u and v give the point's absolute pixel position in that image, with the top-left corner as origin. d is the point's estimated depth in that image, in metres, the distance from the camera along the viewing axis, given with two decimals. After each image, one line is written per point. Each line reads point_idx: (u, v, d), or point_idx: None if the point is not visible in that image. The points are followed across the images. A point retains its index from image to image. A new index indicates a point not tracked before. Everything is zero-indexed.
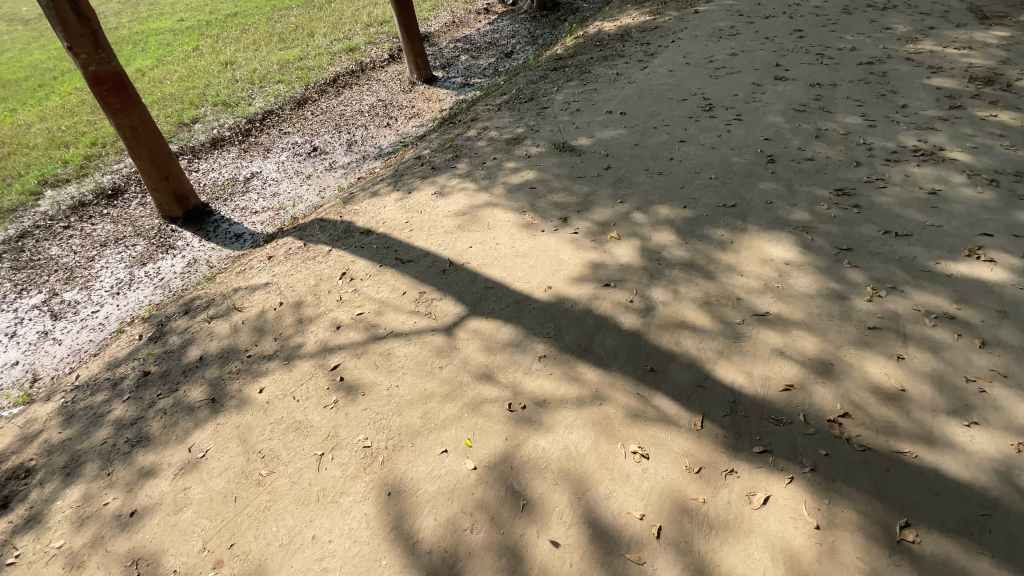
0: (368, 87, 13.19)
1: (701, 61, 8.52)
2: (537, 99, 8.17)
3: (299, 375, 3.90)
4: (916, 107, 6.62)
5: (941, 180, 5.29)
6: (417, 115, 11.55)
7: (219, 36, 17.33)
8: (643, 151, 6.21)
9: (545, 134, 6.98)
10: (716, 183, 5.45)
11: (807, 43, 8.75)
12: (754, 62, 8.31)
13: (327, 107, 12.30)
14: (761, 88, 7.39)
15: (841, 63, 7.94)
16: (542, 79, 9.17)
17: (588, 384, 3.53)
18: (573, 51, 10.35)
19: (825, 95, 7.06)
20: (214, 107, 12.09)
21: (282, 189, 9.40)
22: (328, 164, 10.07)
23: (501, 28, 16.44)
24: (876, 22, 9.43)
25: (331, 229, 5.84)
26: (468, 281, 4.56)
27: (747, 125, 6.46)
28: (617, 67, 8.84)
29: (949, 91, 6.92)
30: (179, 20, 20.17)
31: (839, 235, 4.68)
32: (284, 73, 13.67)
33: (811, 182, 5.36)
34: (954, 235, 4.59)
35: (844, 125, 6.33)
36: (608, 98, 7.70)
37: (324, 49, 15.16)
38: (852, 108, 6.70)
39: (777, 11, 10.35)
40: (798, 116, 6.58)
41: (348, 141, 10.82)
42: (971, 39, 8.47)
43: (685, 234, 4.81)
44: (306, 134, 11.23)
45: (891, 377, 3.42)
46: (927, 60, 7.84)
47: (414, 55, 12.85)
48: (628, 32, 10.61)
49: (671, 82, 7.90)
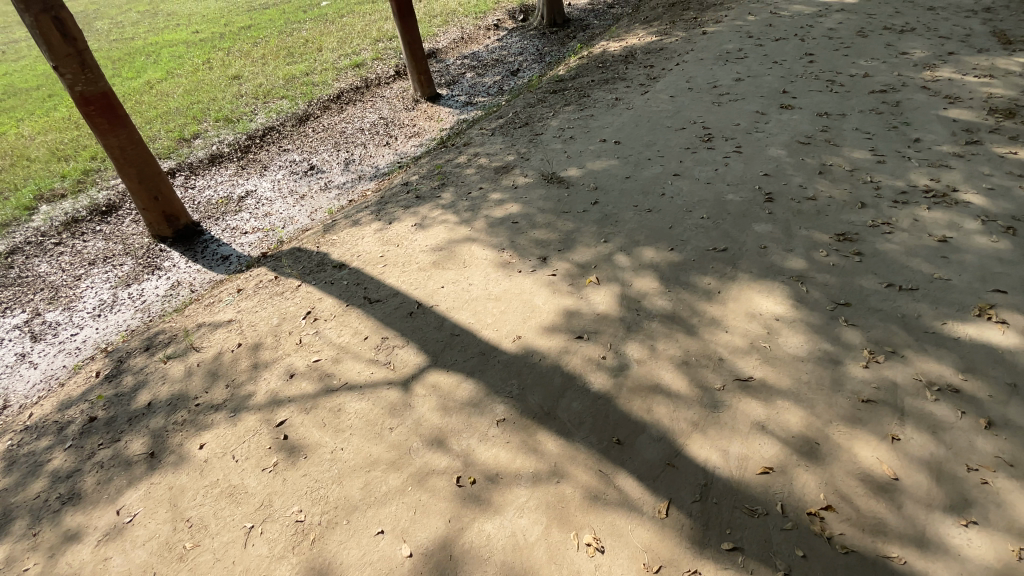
0: (372, 104, 13.12)
1: (704, 86, 8.21)
2: (532, 124, 7.94)
3: (243, 431, 3.69)
4: (930, 141, 6.22)
5: (953, 225, 4.89)
6: (417, 133, 11.41)
7: (230, 49, 17.50)
8: (634, 185, 5.92)
9: (536, 163, 6.74)
10: (707, 223, 5.13)
11: (818, 68, 8.39)
12: (760, 88, 7.97)
13: (329, 123, 12.23)
14: (764, 118, 7.05)
15: (851, 91, 7.56)
16: (540, 102, 8.95)
17: (546, 456, 3.22)
18: (575, 73, 10.12)
19: (832, 126, 6.69)
20: (216, 122, 12.12)
21: (275, 209, 9.28)
22: (323, 183, 9.94)
23: (510, 45, 16.31)
24: (892, 46, 9.02)
25: (305, 260, 5.65)
26: (433, 326, 4.29)
27: (746, 158, 6.13)
28: (617, 91, 8.58)
29: (966, 124, 6.51)
30: (195, 32, 20.46)
31: (836, 287, 4.31)
32: (288, 88, 13.67)
33: (810, 225, 5.01)
34: (964, 290, 4.20)
35: (850, 160, 5.96)
36: (604, 125, 7.43)
37: (330, 64, 15.16)
38: (860, 141, 6.33)
39: (788, 33, 10.00)
40: (801, 149, 6.23)
41: (346, 160, 10.69)
42: (993, 66, 8.01)
43: (669, 281, 4.49)
44: (305, 151, 11.14)
45: (884, 463, 3.05)
46: (944, 89, 7.42)
47: (418, 73, 12.75)
48: (633, 53, 10.35)
49: (671, 108, 7.61)
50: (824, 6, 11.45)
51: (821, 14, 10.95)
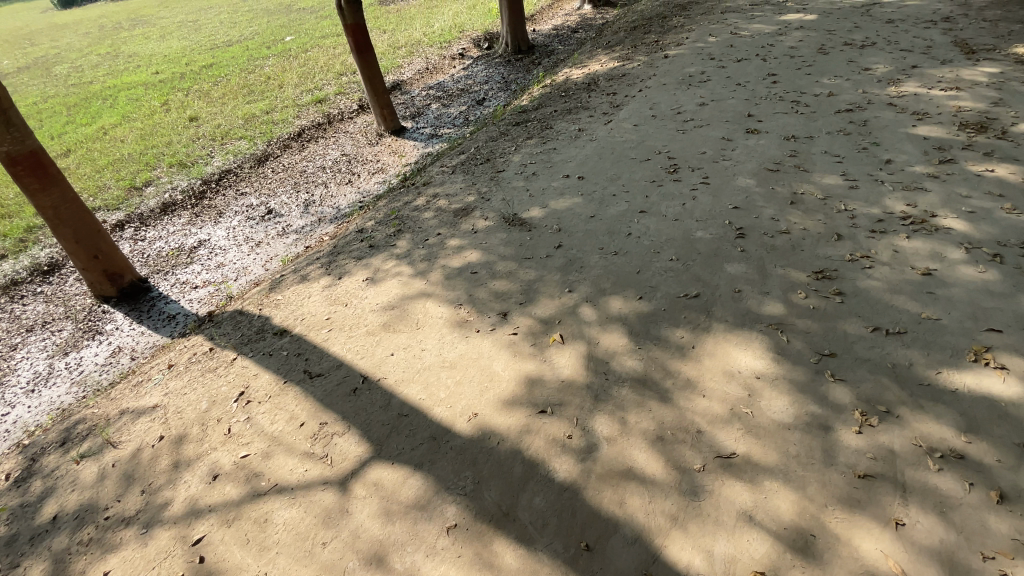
0: (334, 140, 12.73)
1: (668, 113, 8.01)
2: (493, 160, 7.62)
3: (155, 553, 3.19)
4: (902, 162, 6.01)
5: (936, 256, 4.61)
6: (381, 169, 11.03)
7: (189, 89, 17.05)
8: (599, 226, 5.60)
9: (496, 203, 6.38)
10: (677, 266, 4.78)
11: (782, 88, 8.25)
12: (725, 111, 7.78)
13: (289, 163, 11.78)
14: (731, 144, 6.82)
15: (817, 112, 7.39)
16: (502, 136, 8.66)
17: (503, 573, 2.76)
18: (538, 103, 9.91)
19: (801, 150, 6.47)
20: (170, 168, 11.59)
21: (228, 259, 8.75)
22: (281, 228, 9.45)
23: (475, 73, 16.15)
24: (854, 62, 8.94)
25: (245, 327, 5.15)
26: (379, 405, 3.80)
27: (715, 191, 5.86)
28: (580, 122, 8.34)
29: (936, 142, 6.32)
30: (154, 73, 19.98)
31: (820, 335, 3.96)
32: (248, 128, 13.23)
33: (785, 263, 4.70)
34: (956, 332, 3.89)
35: (822, 187, 5.72)
36: (567, 159, 7.15)
37: (291, 100, 14.78)
38: (831, 166, 6.10)
39: (750, 53, 9.93)
40: (770, 178, 5.98)
41: (306, 201, 10.23)
42: (957, 78, 7.93)
43: (640, 336, 4.09)
44: (263, 194, 10.66)
45: (890, 558, 2.66)
46: (911, 105, 7.28)
47: (380, 107, 12.43)
48: (596, 80, 10.17)
49: (635, 139, 7.37)
50: (783, 24, 11.47)
51: (781, 32, 10.95)
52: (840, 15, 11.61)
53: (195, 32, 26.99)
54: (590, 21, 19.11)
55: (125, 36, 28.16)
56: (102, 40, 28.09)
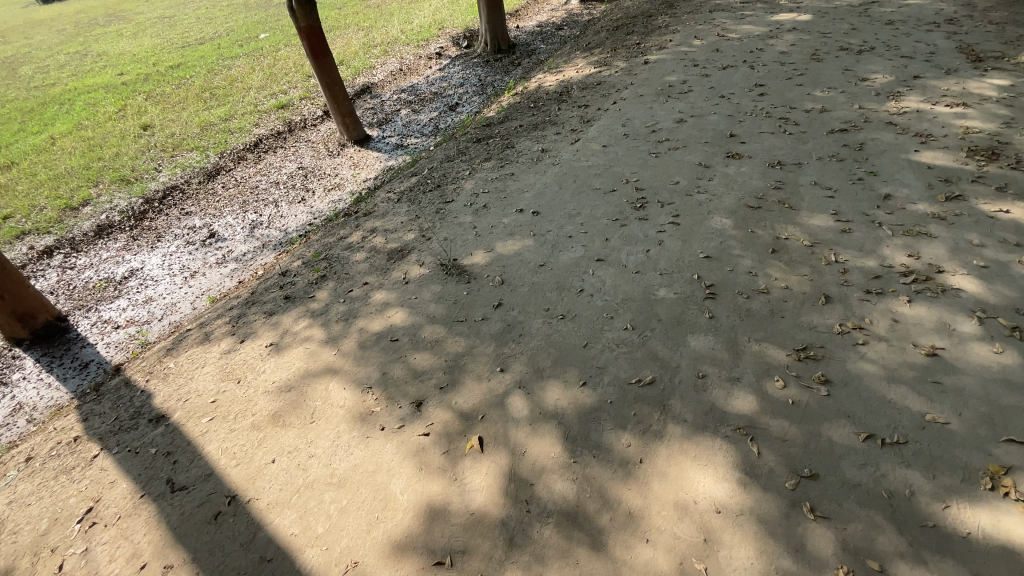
0: (293, 150, 11.85)
1: (642, 131, 7.15)
2: (443, 186, 6.78)
3: None
4: (902, 198, 5.19)
5: (943, 328, 3.81)
6: (338, 185, 10.18)
7: (150, 93, 16.09)
8: (547, 278, 4.78)
9: (436, 244, 5.55)
10: (631, 338, 3.97)
11: (769, 102, 7.40)
12: (705, 129, 6.95)
13: (241, 177, 10.92)
14: (708, 172, 5.99)
15: (807, 132, 6.56)
16: (459, 155, 7.81)
17: None
18: (504, 116, 9.06)
19: (787, 181, 5.65)
20: (112, 185, 10.72)
21: (158, 293, 7.96)
22: (220, 256, 8.64)
23: (451, 75, 15.23)
24: (850, 71, 8.09)
25: (123, 409, 4.41)
26: (240, 542, 3.05)
27: (684, 234, 5.05)
28: (544, 141, 7.51)
29: (942, 172, 5.50)
30: (119, 74, 18.99)
31: (799, 446, 3.16)
32: (201, 138, 12.33)
33: (761, 335, 3.90)
34: (968, 442, 3.09)
35: (809, 231, 4.90)
36: (523, 188, 6.33)
37: (252, 106, 13.85)
38: (821, 202, 5.28)
39: (736, 59, 9.06)
40: (750, 217, 5.15)
41: (252, 223, 9.41)
42: (964, 90, 7.09)
43: (575, 443, 3.28)
44: (208, 214, 9.83)
45: None
46: (913, 124, 6.44)
47: (342, 116, 11.53)
48: (569, 89, 9.31)
49: (601, 165, 6.53)
50: (775, 25, 10.59)
51: (772, 34, 10.06)
52: (836, 15, 10.72)
53: (169, 29, 25.90)
54: (576, 18, 18.15)
55: (98, 33, 27.05)
56: (74, 36, 26.99)
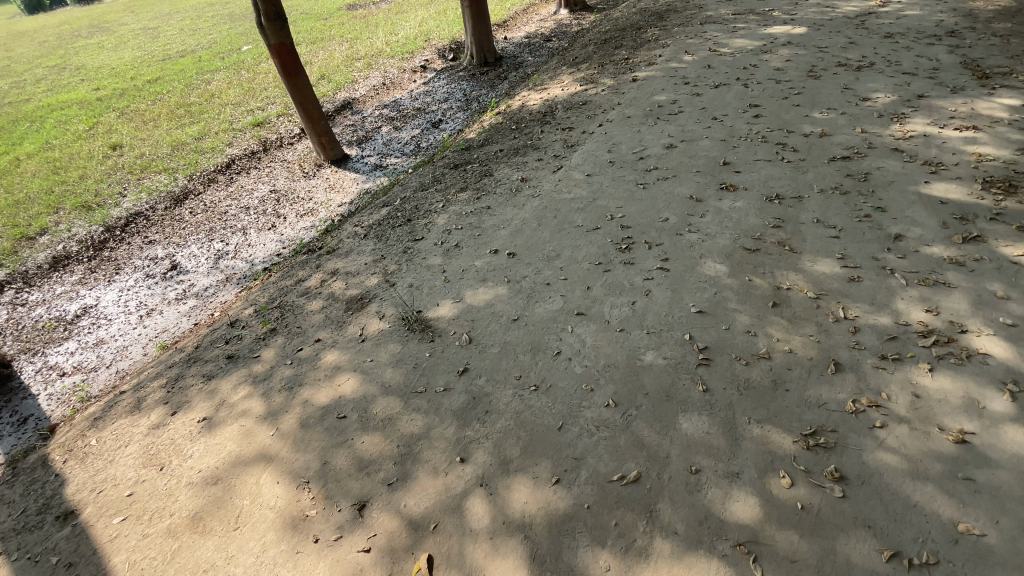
0: (266, 171, 11.30)
1: (629, 159, 6.65)
2: (414, 220, 6.23)
3: None
4: (915, 239, 4.70)
5: (971, 406, 3.29)
6: (310, 210, 9.63)
7: (125, 109, 15.51)
8: (521, 336, 4.19)
9: (399, 291, 4.95)
10: (613, 419, 3.42)
11: (765, 125, 6.92)
12: (697, 156, 6.46)
13: (210, 202, 10.36)
14: (700, 208, 5.49)
15: (807, 159, 6.07)
16: (434, 182, 7.27)
17: None
18: (484, 138, 8.55)
19: (786, 219, 5.15)
20: (72, 211, 10.12)
21: (110, 334, 7.37)
22: (180, 291, 8.07)
23: (435, 89, 14.74)
24: (850, 90, 7.62)
25: (32, 498, 3.83)
26: None
27: (675, 283, 4.52)
28: (524, 169, 7.00)
29: (956, 207, 5.01)
30: (95, 89, 18.41)
31: (810, 571, 2.62)
32: (171, 159, 11.76)
33: (762, 414, 3.36)
34: (1017, 565, 2.55)
35: (813, 279, 4.39)
36: (499, 225, 5.80)
37: (227, 123, 13.29)
38: (824, 243, 4.78)
39: (729, 76, 8.60)
40: (747, 262, 4.64)
41: (217, 253, 8.84)
42: (972, 111, 6.62)
43: (542, 566, 2.74)
44: (172, 243, 9.26)
45: None
46: (921, 150, 5.95)
47: (317, 135, 11.00)
48: (553, 109, 8.81)
49: (584, 198, 6.03)
50: (769, 38, 10.15)
51: (766, 49, 9.61)
52: (832, 27, 10.30)
53: (151, 41, 25.31)
54: (564, 29, 17.72)
55: (80, 46, 26.44)
56: (55, 49, 26.38)
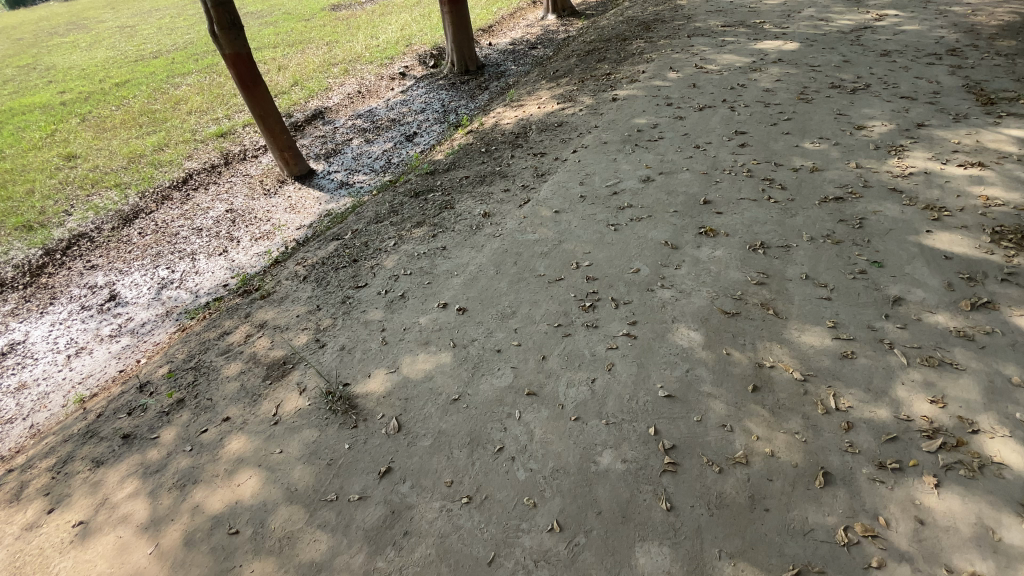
0: (225, 187, 10.60)
1: (602, 194, 6.06)
2: (360, 260, 5.60)
3: None
4: (916, 303, 4.13)
5: (987, 540, 2.71)
6: (266, 233, 8.96)
7: (87, 115, 14.74)
8: (459, 422, 3.55)
9: (328, 355, 4.30)
10: (555, 550, 2.81)
11: (751, 157, 6.34)
12: (676, 192, 5.87)
13: (162, 221, 9.65)
14: (675, 257, 4.90)
15: (796, 199, 5.50)
16: (391, 213, 6.64)
17: None
18: (451, 161, 7.93)
19: (771, 273, 4.57)
20: (11, 231, 9.38)
21: (32, 378, 6.67)
22: (116, 326, 7.38)
23: (412, 98, 14.07)
24: (844, 116, 7.07)
25: None
26: None
27: (642, 355, 3.91)
28: (488, 201, 6.37)
29: (962, 263, 4.45)
30: (61, 92, 17.56)
31: None
32: (126, 173, 11.03)
33: (735, 545, 2.77)
34: None
35: (800, 353, 3.81)
36: (452, 270, 5.15)
37: (190, 133, 12.56)
38: (814, 306, 4.20)
39: (715, 97, 8.03)
40: (725, 329, 4.05)
41: (161, 281, 8.15)
42: (977, 145, 6.07)
43: None
44: (114, 269, 8.55)
45: None
46: (921, 191, 5.40)
47: (279, 150, 10.30)
48: (527, 130, 8.21)
49: (550, 240, 5.41)
50: (759, 54, 9.60)
51: (755, 66, 9.05)
52: (826, 43, 9.75)
53: (127, 40, 24.41)
54: (551, 35, 17.10)
55: (54, 44, 25.46)
56: (29, 47, 25.38)
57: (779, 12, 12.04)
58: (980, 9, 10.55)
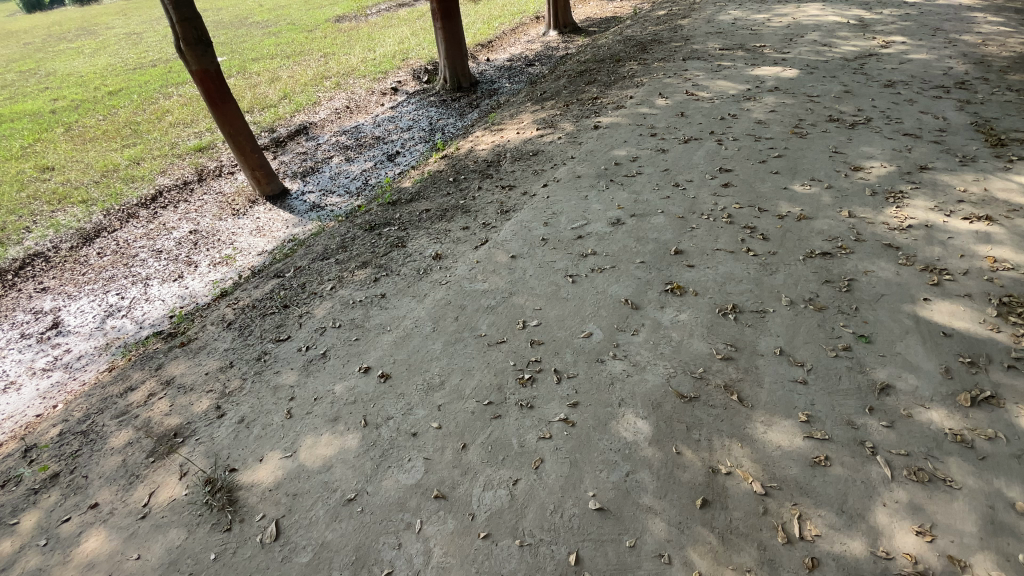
0: (194, 205, 10.19)
1: (565, 237, 5.50)
2: (291, 306, 5.07)
3: None
4: (906, 393, 3.51)
5: None
6: (225, 258, 8.49)
7: (73, 124, 14.50)
8: (347, 532, 2.99)
9: (225, 429, 3.77)
10: None
11: (733, 200, 5.76)
12: (647, 239, 5.29)
13: (123, 241, 9.23)
14: (634, 319, 4.32)
15: (778, 253, 4.89)
16: (340, 249, 6.12)
17: None
18: (417, 190, 7.43)
19: (740, 346, 3.97)
20: None
21: None
22: (51, 358, 6.91)
23: (401, 115, 13.66)
24: (840, 155, 6.47)
25: None
26: None
27: (576, 449, 3.32)
28: (443, 240, 5.83)
29: (963, 342, 3.82)
30: (54, 99, 17.39)
31: None
32: (95, 189, 10.66)
33: None
34: None
35: (763, 457, 3.20)
36: (385, 325, 4.57)
37: (168, 147, 12.22)
38: (786, 392, 3.59)
39: (703, 128, 7.47)
40: (678, 420, 3.45)
41: (108, 309, 7.69)
42: (986, 193, 5.44)
43: None
44: (64, 293, 8.12)
45: None
46: (920, 247, 4.77)
47: (250, 169, 9.87)
48: (500, 159, 7.69)
49: (499, 291, 4.84)
50: (755, 81, 9.04)
51: (750, 94, 8.49)
52: (827, 71, 9.18)
53: (131, 48, 24.38)
54: (550, 52, 16.69)
55: (60, 49, 25.49)
56: (34, 52, 25.41)
57: (782, 35, 11.49)
58: (995, 37, 9.93)
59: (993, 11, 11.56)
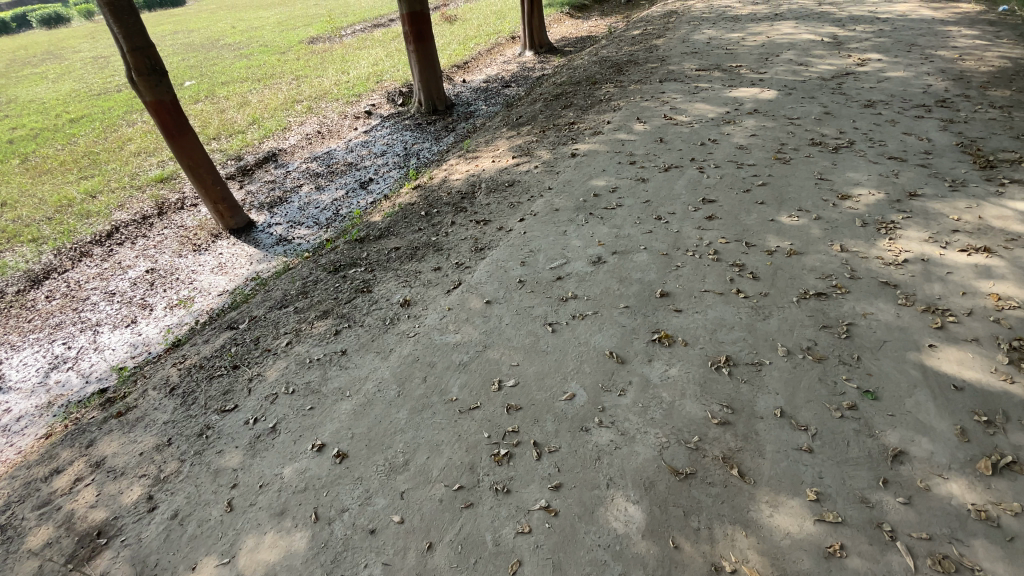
0: (154, 241, 9.62)
1: (543, 279, 5.12)
2: (242, 366, 4.58)
3: None
4: (922, 461, 3.17)
5: None
6: (184, 300, 7.94)
7: (28, 155, 13.80)
8: None
9: (156, 527, 3.27)
10: None
11: (719, 234, 5.46)
12: (630, 279, 4.94)
13: (74, 283, 8.61)
14: (620, 376, 3.93)
15: (770, 295, 4.57)
16: (301, 294, 5.65)
17: None
18: (387, 224, 7.02)
19: (737, 407, 3.60)
20: None
21: None
22: None
23: (374, 139, 13.28)
24: (825, 181, 6.24)
25: None
26: None
27: (559, 544, 2.90)
28: (412, 284, 5.40)
29: (976, 396, 3.50)
30: (11, 128, 16.61)
31: None
32: (47, 226, 10.01)
33: None
34: None
35: (770, 548, 2.81)
36: (345, 389, 4.11)
37: (128, 179, 11.62)
38: (790, 464, 3.22)
39: (684, 154, 7.22)
40: (673, 503, 3.05)
41: (54, 361, 7.07)
42: (980, 222, 5.22)
43: None
44: (5, 343, 7.46)
45: None
46: (919, 285, 4.50)
47: (213, 202, 9.33)
48: (474, 190, 7.33)
49: (472, 345, 4.42)
50: (733, 103, 8.87)
51: (729, 117, 8.30)
52: (806, 91, 9.07)
53: (97, 72, 23.66)
54: (527, 73, 16.53)
55: (22, 75, 24.64)
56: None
57: (757, 54, 11.45)
58: (968, 53, 9.96)
59: (964, 26, 11.67)
